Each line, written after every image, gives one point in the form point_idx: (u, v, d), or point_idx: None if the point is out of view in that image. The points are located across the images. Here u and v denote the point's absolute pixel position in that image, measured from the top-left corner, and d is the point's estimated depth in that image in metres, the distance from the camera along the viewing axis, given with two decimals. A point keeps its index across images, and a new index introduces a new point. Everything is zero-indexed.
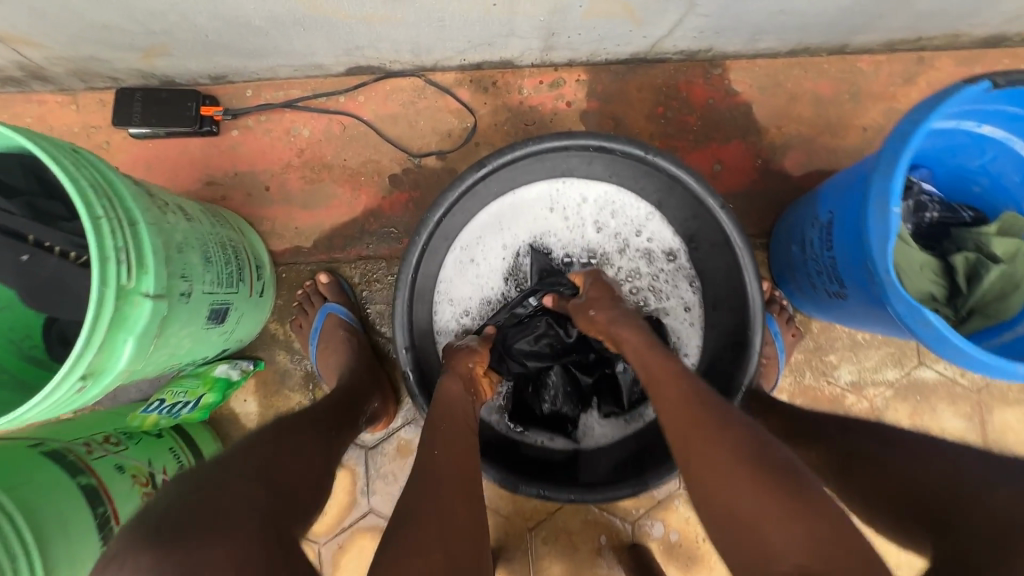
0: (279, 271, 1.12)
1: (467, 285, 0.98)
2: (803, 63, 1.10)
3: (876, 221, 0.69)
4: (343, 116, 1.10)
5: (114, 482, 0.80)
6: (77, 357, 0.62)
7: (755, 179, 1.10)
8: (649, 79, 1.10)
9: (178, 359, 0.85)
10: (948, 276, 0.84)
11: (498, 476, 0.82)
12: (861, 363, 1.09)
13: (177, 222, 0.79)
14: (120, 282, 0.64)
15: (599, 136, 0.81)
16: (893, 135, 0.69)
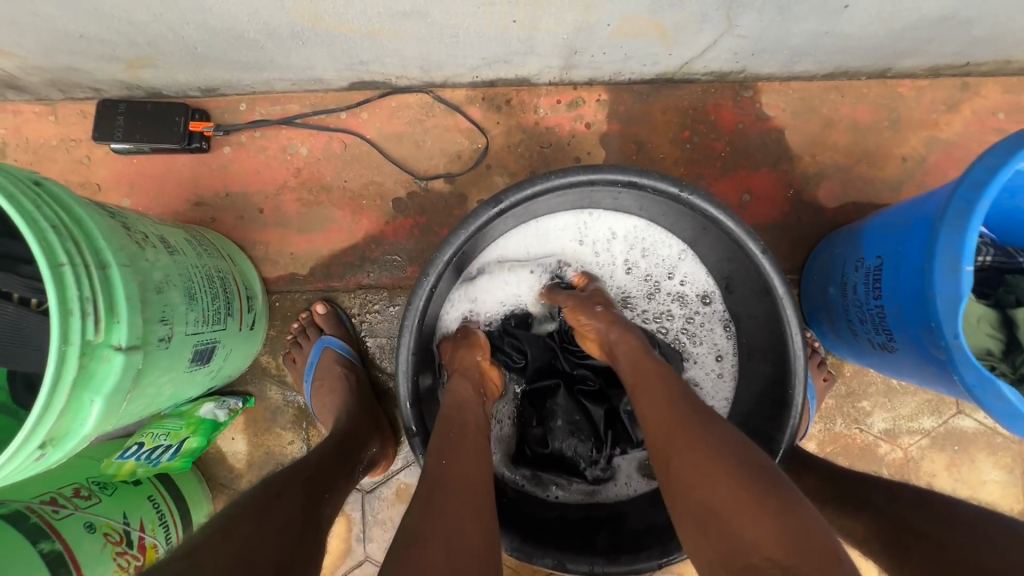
0: (272, 300, 1.03)
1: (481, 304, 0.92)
2: (841, 86, 1.03)
3: (943, 278, 0.61)
4: (345, 134, 1.02)
5: (82, 544, 0.72)
6: (33, 426, 0.54)
7: (786, 211, 1.03)
8: (674, 100, 1.02)
9: (158, 406, 0.76)
10: (1006, 329, 0.76)
11: (510, 543, 0.74)
12: (895, 411, 1.02)
13: (156, 258, 0.70)
14: (85, 337, 0.55)
15: (631, 172, 0.73)
16: (961, 181, 0.62)
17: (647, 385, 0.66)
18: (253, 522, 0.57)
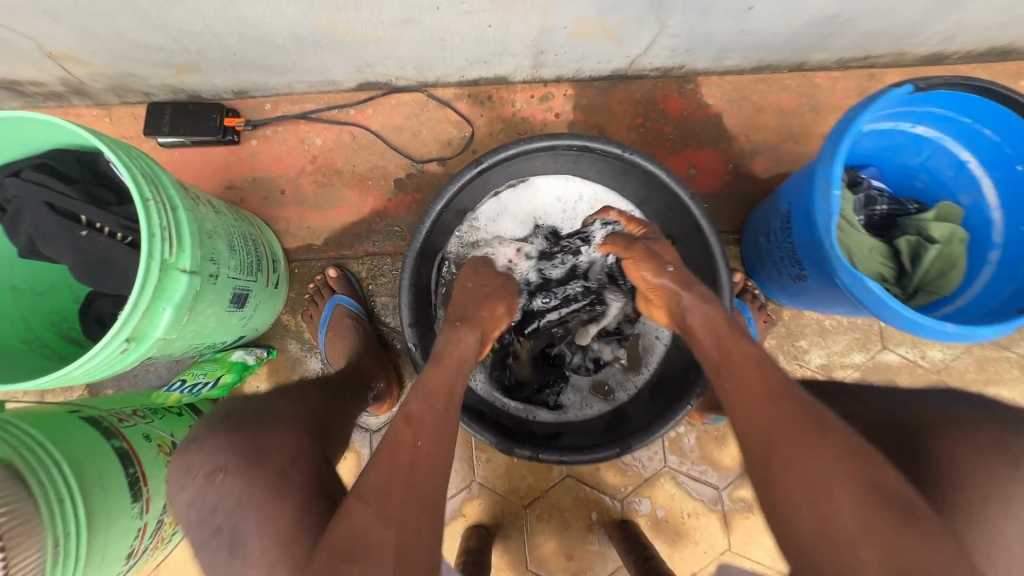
0: (292, 268, 1.21)
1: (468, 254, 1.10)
2: (767, 79, 1.23)
3: (821, 204, 0.79)
4: (353, 127, 1.21)
5: (142, 448, 0.88)
6: (125, 320, 0.71)
7: (726, 182, 1.22)
8: (629, 93, 1.23)
9: (203, 337, 0.93)
10: (895, 259, 0.94)
11: (495, 440, 0.89)
12: (829, 348, 1.18)
13: (207, 213, 0.88)
14: (163, 256, 0.73)
15: (582, 137, 0.91)
16: (832, 130, 0.81)
17: (744, 394, 0.65)
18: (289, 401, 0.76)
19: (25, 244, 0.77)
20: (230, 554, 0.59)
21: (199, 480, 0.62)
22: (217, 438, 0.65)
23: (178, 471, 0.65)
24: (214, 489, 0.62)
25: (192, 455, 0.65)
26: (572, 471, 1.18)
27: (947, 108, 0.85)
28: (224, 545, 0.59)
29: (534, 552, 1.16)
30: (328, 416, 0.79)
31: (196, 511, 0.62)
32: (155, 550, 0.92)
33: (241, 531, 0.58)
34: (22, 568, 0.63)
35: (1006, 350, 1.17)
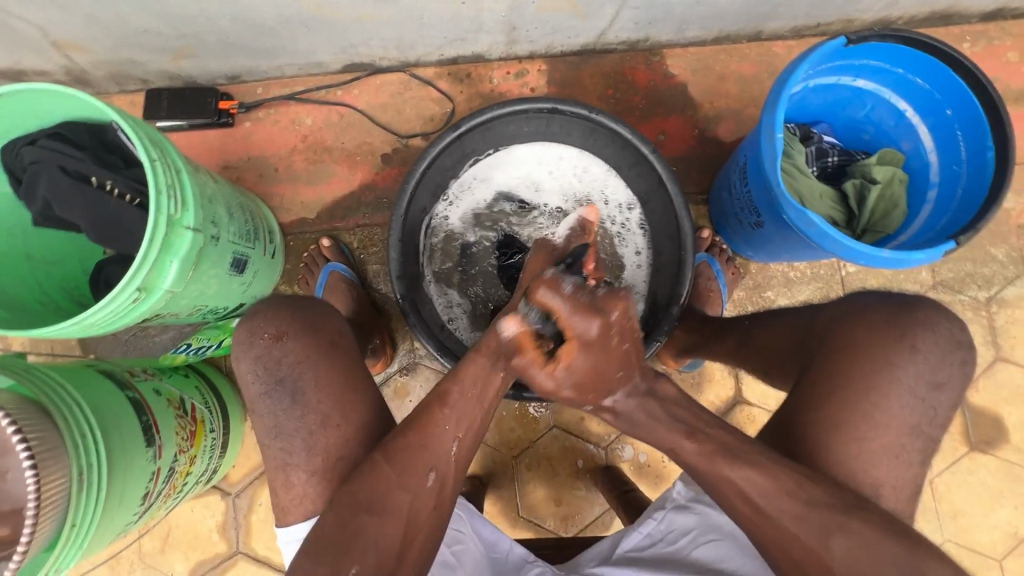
0: (288, 241, 1.28)
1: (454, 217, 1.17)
2: (728, 49, 1.31)
3: (767, 147, 0.88)
4: (341, 107, 1.29)
5: (153, 400, 0.94)
6: (136, 270, 0.77)
7: (693, 146, 1.30)
8: (599, 66, 1.31)
9: (207, 299, 0.99)
10: (843, 203, 1.03)
11: None
12: (795, 297, 1.26)
13: (208, 180, 0.96)
14: (169, 212, 0.80)
15: (552, 100, 0.99)
16: (776, 82, 0.89)
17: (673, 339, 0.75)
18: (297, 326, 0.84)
19: (41, 208, 0.85)
20: (293, 400, 0.78)
21: (265, 340, 0.79)
22: (275, 309, 0.82)
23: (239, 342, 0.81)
24: (278, 349, 0.79)
25: (258, 322, 0.81)
26: (558, 422, 1.25)
27: (882, 60, 0.94)
28: (285, 395, 0.78)
29: (525, 500, 1.23)
30: None
31: (261, 366, 0.79)
32: (168, 498, 0.99)
33: (304, 380, 0.78)
34: (48, 487, 0.71)
35: (959, 293, 1.25)
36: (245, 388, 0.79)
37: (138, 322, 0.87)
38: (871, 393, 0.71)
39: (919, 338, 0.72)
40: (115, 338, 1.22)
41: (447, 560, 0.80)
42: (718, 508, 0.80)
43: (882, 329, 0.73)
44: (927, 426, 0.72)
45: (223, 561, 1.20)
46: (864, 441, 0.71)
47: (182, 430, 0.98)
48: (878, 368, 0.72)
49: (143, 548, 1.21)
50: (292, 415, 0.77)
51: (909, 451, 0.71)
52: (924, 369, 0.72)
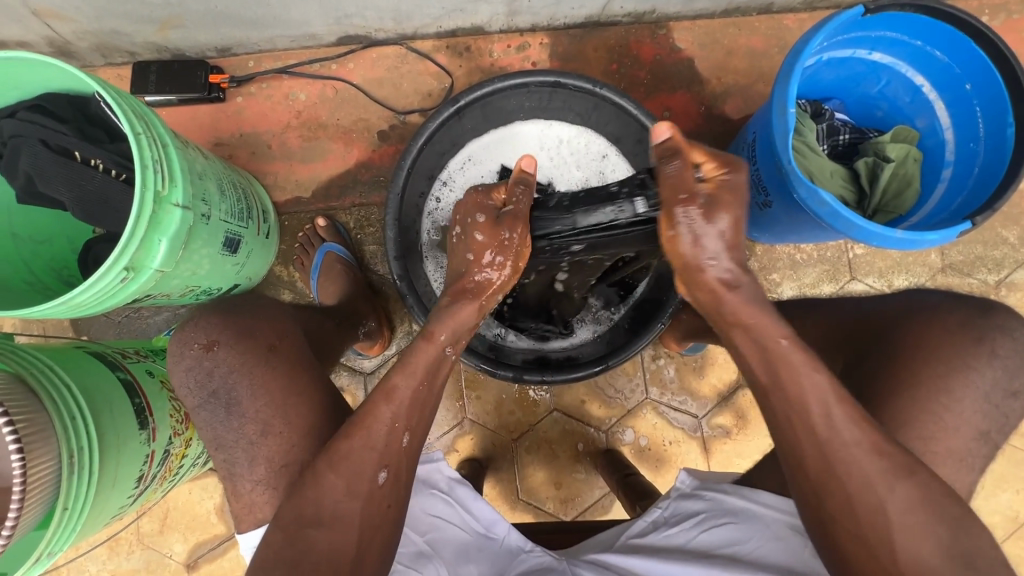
0: (283, 220, 1.25)
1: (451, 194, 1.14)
2: (737, 22, 1.26)
3: (778, 122, 0.84)
4: (336, 81, 1.24)
5: (146, 382, 0.93)
6: (123, 248, 0.75)
7: (699, 123, 1.26)
8: (603, 39, 1.26)
9: (199, 279, 0.97)
10: (855, 182, 0.99)
11: (479, 362, 0.95)
12: (801, 280, 1.23)
13: (197, 156, 0.92)
14: (156, 188, 0.77)
15: (555, 72, 0.95)
16: (789, 54, 0.85)
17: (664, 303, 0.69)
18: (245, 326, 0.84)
19: (23, 184, 0.82)
20: (228, 410, 0.79)
21: (195, 352, 0.80)
22: (207, 318, 0.83)
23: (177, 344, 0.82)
24: (209, 360, 0.80)
25: (187, 333, 0.82)
26: (558, 405, 1.24)
27: (900, 31, 0.90)
28: (223, 404, 0.79)
29: (524, 483, 1.22)
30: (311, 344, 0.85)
31: (193, 378, 0.80)
32: (164, 480, 0.97)
33: None
34: (35, 470, 0.70)
35: (968, 276, 1.22)
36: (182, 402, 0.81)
37: (128, 302, 0.85)
38: (944, 394, 0.70)
39: (999, 343, 0.70)
40: (108, 320, 1.20)
41: (423, 549, 0.80)
42: (727, 494, 0.79)
43: (955, 331, 0.72)
44: (997, 433, 0.70)
45: (223, 543, 1.20)
46: (929, 442, 0.70)
47: (177, 413, 0.97)
48: (955, 372, 0.70)
49: (142, 529, 1.20)
50: (229, 425, 0.78)
51: (974, 455, 0.70)
52: (1003, 376, 0.70)
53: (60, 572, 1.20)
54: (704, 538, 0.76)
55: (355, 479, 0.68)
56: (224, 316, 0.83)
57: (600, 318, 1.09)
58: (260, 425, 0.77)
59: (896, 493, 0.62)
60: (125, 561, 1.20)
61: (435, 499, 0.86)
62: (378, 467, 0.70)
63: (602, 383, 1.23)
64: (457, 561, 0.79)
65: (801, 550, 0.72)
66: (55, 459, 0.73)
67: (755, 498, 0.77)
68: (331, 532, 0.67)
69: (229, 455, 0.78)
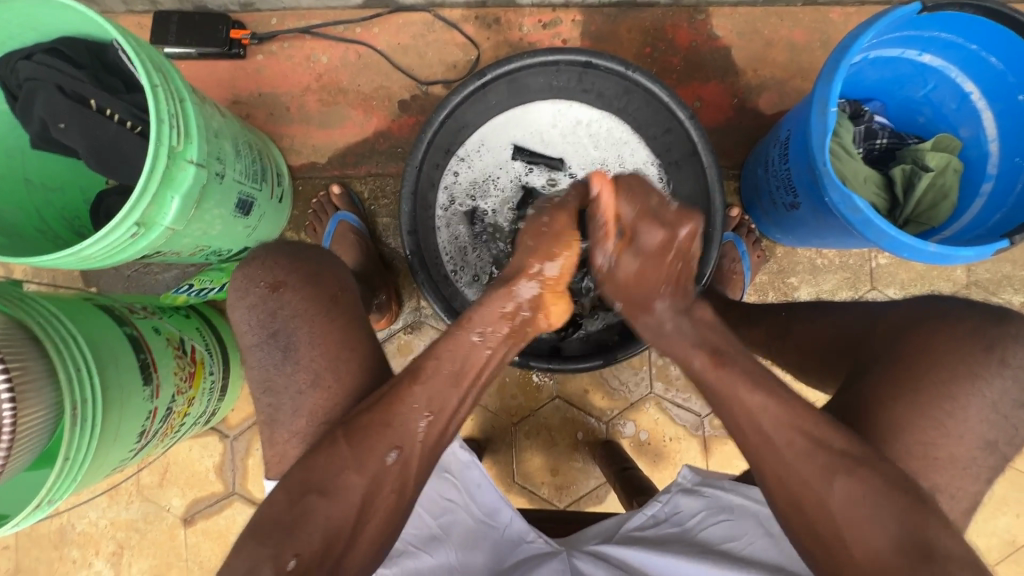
0: (297, 185, 1.23)
1: (471, 171, 1.12)
2: (780, 12, 1.21)
3: (817, 122, 0.81)
4: (359, 46, 1.21)
5: (152, 338, 0.92)
6: (135, 202, 0.73)
7: (730, 117, 1.21)
8: (638, 21, 1.21)
9: (210, 239, 0.95)
10: (889, 189, 0.95)
11: None
12: (819, 286, 1.20)
13: (214, 113, 0.90)
14: (171, 144, 0.76)
15: (586, 52, 0.92)
16: (836, 50, 0.81)
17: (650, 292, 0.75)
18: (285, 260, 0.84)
19: (38, 130, 0.80)
20: (284, 354, 0.80)
21: (262, 289, 0.82)
22: (275, 257, 0.84)
23: (241, 279, 0.83)
24: (273, 299, 0.82)
25: (253, 268, 0.83)
26: (561, 393, 1.23)
27: (955, 33, 0.86)
28: (280, 347, 0.80)
29: (521, 467, 1.22)
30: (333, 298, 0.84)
31: (255, 316, 0.81)
32: (165, 437, 0.98)
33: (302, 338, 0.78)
34: None
35: (992, 295, 1.19)
36: (238, 335, 0.82)
37: (138, 257, 0.84)
38: (946, 400, 0.67)
39: (1009, 351, 0.67)
40: (117, 273, 1.19)
41: (434, 532, 0.81)
42: (726, 491, 0.78)
43: (960, 338, 0.68)
44: (1005, 444, 0.67)
45: (220, 501, 1.21)
46: (923, 449, 0.67)
47: (180, 371, 0.97)
48: (961, 377, 0.67)
49: (142, 481, 1.22)
50: (288, 369, 0.79)
51: (980, 464, 0.67)
52: (1013, 386, 0.67)
53: (61, 517, 1.22)
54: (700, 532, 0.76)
55: (384, 455, 0.69)
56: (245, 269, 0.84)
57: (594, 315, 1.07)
58: (312, 375, 0.79)
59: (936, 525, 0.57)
60: (124, 511, 1.22)
61: (445, 479, 0.84)
62: (400, 444, 0.70)
63: (606, 374, 1.22)
64: (466, 545, 0.81)
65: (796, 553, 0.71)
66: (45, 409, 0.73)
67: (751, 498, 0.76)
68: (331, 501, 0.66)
69: (274, 400, 0.80)
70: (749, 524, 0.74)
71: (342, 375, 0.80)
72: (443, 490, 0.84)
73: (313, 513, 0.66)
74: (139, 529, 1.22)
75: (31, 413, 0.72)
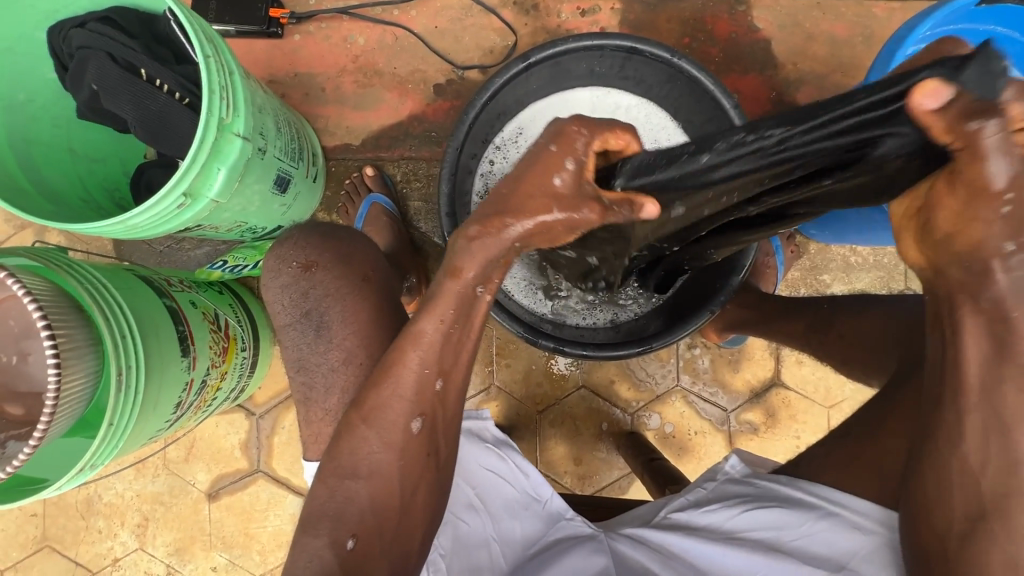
0: (330, 166, 1.23)
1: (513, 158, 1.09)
2: (822, 5, 1.19)
3: None
4: (396, 28, 1.21)
5: (189, 311, 0.93)
6: (184, 172, 0.74)
7: (768, 110, 1.20)
8: (678, 11, 1.20)
9: (248, 215, 0.95)
10: None
11: (520, 329, 0.94)
12: (852, 284, 1.19)
13: (258, 89, 0.90)
14: (220, 116, 0.76)
15: (632, 38, 0.91)
16: (890, 41, 0.81)
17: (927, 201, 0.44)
18: (315, 238, 0.86)
19: (87, 98, 0.81)
20: (318, 332, 0.82)
21: (295, 269, 0.84)
22: (307, 237, 0.86)
23: (274, 261, 0.86)
24: (306, 279, 0.84)
25: (286, 249, 0.86)
26: (587, 382, 1.22)
27: (1011, 29, 0.85)
28: (314, 325, 0.82)
29: (544, 455, 1.22)
30: (362, 280, 0.85)
31: (289, 294, 0.84)
32: (198, 410, 0.98)
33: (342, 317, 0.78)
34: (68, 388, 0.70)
35: None
36: (273, 316, 0.85)
37: (181, 229, 0.84)
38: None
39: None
40: (150, 248, 1.20)
41: (472, 501, 0.82)
42: (781, 482, 0.73)
43: None
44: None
45: (244, 477, 1.22)
46: None
47: (215, 344, 0.97)
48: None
49: (169, 455, 1.23)
50: (315, 348, 0.82)
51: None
52: None
53: (88, 488, 1.23)
54: (748, 519, 0.71)
55: (407, 424, 0.66)
56: (276, 253, 0.86)
57: (623, 305, 1.05)
58: (346, 353, 0.80)
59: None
60: (150, 484, 1.23)
61: (485, 451, 0.86)
62: (434, 415, 0.67)
63: (633, 365, 1.22)
64: (502, 517, 0.81)
65: (859, 549, 0.64)
66: (83, 379, 0.73)
67: (812, 490, 0.70)
68: (381, 479, 0.66)
69: (310, 378, 0.82)
70: (803, 514, 0.68)
71: (375, 351, 0.80)
72: (484, 461, 0.86)
73: (356, 487, 0.66)
74: (164, 502, 1.23)
75: (75, 378, 0.72)
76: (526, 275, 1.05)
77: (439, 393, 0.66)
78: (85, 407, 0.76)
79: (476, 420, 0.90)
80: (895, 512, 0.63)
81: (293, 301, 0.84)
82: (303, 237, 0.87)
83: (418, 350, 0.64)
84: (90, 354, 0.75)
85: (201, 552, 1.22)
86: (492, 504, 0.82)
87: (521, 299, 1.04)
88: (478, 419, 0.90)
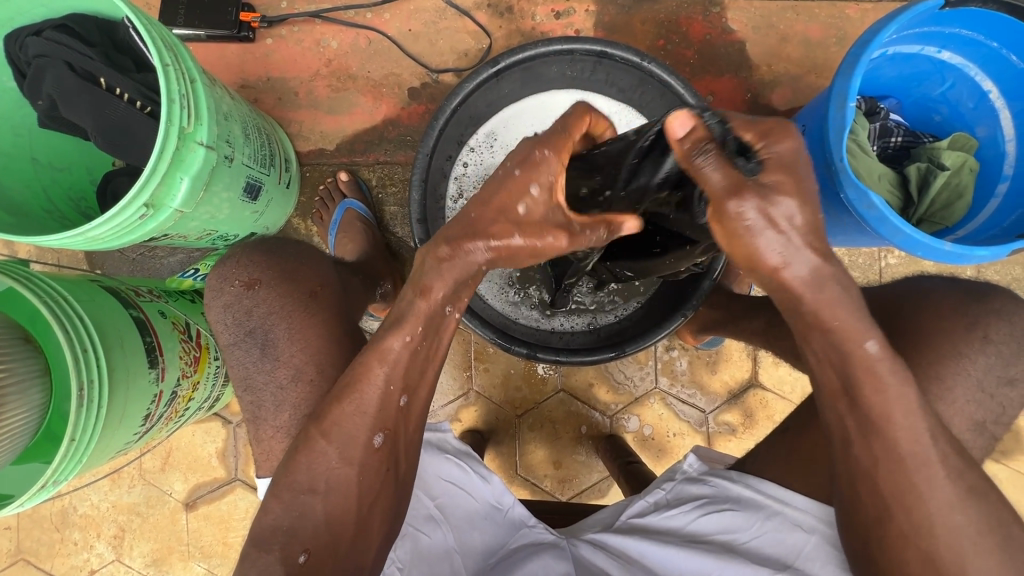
0: (304, 171, 1.23)
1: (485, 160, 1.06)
2: (796, 7, 1.20)
3: (835, 116, 0.81)
4: (369, 31, 1.20)
5: (158, 322, 0.92)
6: (144, 183, 0.73)
7: (743, 111, 1.19)
8: (652, 13, 1.20)
9: (218, 224, 0.94)
10: (902, 187, 0.94)
11: (495, 335, 0.93)
12: None
13: (224, 96, 0.88)
14: (181, 125, 0.75)
15: (602, 42, 0.91)
16: (856, 44, 0.81)
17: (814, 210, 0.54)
18: (262, 255, 0.87)
19: (46, 107, 0.80)
20: (269, 347, 0.82)
21: (237, 289, 0.85)
22: (249, 256, 0.87)
23: (216, 279, 0.86)
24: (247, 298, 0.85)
25: (230, 268, 0.86)
26: (565, 386, 1.22)
27: (975, 30, 0.86)
28: (260, 343, 0.83)
29: (524, 459, 1.22)
30: (310, 294, 0.86)
31: (230, 315, 0.84)
32: (169, 421, 0.97)
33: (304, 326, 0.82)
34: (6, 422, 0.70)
35: None
36: (216, 336, 0.85)
37: (143, 240, 0.83)
38: (949, 388, 0.70)
39: (992, 328, 0.70)
40: (122, 256, 1.19)
41: (432, 513, 0.81)
42: (733, 481, 0.77)
43: (957, 324, 0.71)
44: (992, 423, 0.71)
45: (222, 486, 1.21)
46: None
47: (186, 354, 0.96)
48: (961, 364, 0.70)
49: (144, 465, 1.22)
50: (281, 358, 0.82)
51: (971, 445, 0.71)
52: (996, 362, 0.70)
53: (63, 500, 1.22)
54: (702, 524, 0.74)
55: (370, 440, 0.66)
56: (227, 267, 0.86)
57: (600, 310, 1.04)
58: (293, 370, 0.81)
59: (923, 503, 0.58)
60: (126, 494, 1.22)
61: (447, 463, 0.85)
62: (397, 429, 0.68)
63: (611, 368, 1.22)
64: (464, 527, 0.81)
65: (800, 545, 0.70)
66: (25, 410, 0.73)
67: (763, 491, 0.74)
68: (318, 484, 0.66)
69: (257, 397, 0.82)
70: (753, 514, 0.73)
71: (331, 364, 0.81)
72: (445, 473, 0.85)
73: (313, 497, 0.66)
74: (140, 512, 1.22)
75: (11, 401, 0.71)
76: (502, 284, 1.05)
77: (403, 408, 0.68)
78: (31, 434, 0.75)
79: (437, 434, 0.88)
80: (822, 504, 0.69)
81: (236, 321, 0.84)
82: (266, 249, 0.87)
83: (375, 364, 0.66)
84: (31, 384, 0.74)
85: (178, 563, 1.21)
86: (455, 514, 0.82)
87: (497, 304, 1.04)
88: (439, 432, 0.89)
